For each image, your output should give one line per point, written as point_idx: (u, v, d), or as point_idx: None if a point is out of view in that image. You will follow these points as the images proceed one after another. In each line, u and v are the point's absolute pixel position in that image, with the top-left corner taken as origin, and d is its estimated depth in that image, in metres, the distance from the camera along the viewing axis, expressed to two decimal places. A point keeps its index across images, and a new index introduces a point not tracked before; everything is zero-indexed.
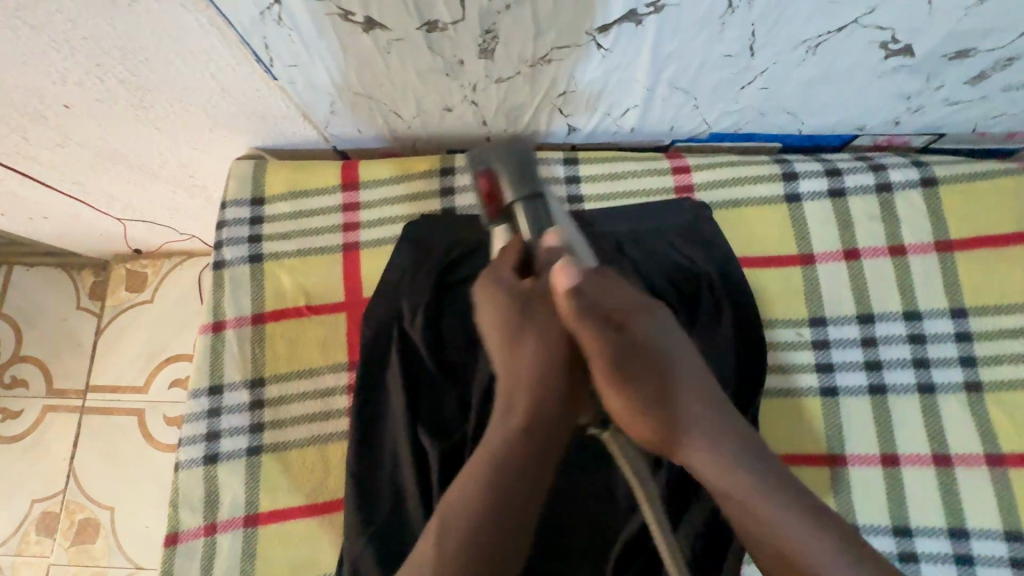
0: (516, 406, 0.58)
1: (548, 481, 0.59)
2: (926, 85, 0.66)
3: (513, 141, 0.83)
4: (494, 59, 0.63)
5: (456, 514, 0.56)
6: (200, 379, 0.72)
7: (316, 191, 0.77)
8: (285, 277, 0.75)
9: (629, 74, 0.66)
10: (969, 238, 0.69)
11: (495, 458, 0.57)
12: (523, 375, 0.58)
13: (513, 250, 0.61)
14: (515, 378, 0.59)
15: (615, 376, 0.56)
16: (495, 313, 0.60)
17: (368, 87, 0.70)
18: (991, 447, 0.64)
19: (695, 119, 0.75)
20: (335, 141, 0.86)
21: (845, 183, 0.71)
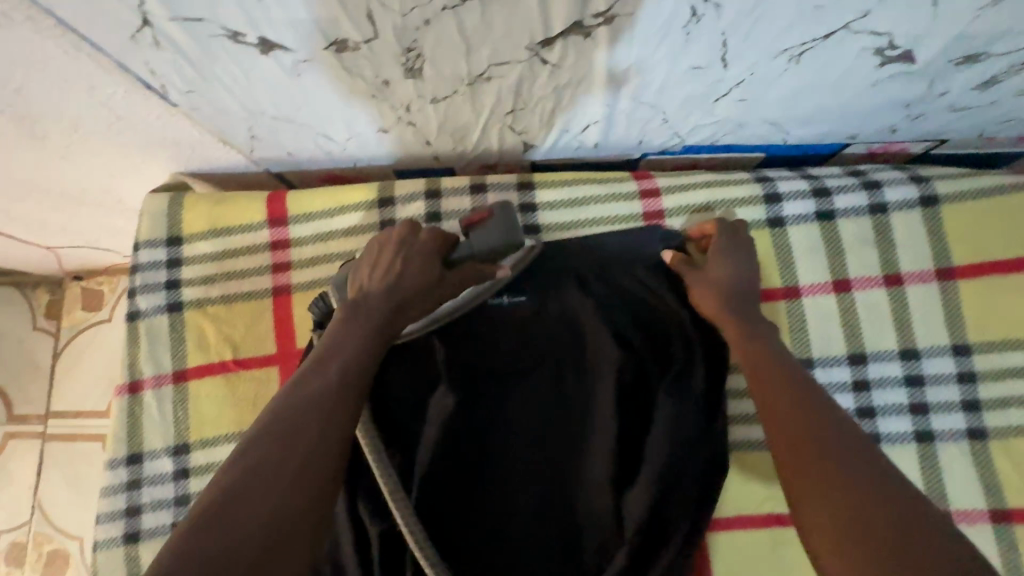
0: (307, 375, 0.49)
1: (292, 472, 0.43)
2: (928, 92, 0.57)
3: (465, 158, 0.73)
4: (424, 79, 0.54)
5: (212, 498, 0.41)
6: (116, 448, 0.64)
7: (239, 227, 0.68)
8: (208, 328, 0.67)
9: (583, 89, 0.56)
10: (972, 265, 0.61)
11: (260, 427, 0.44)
12: (308, 394, 0.46)
13: (423, 257, 0.56)
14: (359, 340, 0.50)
15: (723, 304, 0.56)
16: (330, 341, 0.50)
17: (286, 111, 0.61)
18: (994, 500, 0.58)
19: (666, 132, 0.66)
20: (265, 165, 0.76)
21: (834, 205, 0.63)
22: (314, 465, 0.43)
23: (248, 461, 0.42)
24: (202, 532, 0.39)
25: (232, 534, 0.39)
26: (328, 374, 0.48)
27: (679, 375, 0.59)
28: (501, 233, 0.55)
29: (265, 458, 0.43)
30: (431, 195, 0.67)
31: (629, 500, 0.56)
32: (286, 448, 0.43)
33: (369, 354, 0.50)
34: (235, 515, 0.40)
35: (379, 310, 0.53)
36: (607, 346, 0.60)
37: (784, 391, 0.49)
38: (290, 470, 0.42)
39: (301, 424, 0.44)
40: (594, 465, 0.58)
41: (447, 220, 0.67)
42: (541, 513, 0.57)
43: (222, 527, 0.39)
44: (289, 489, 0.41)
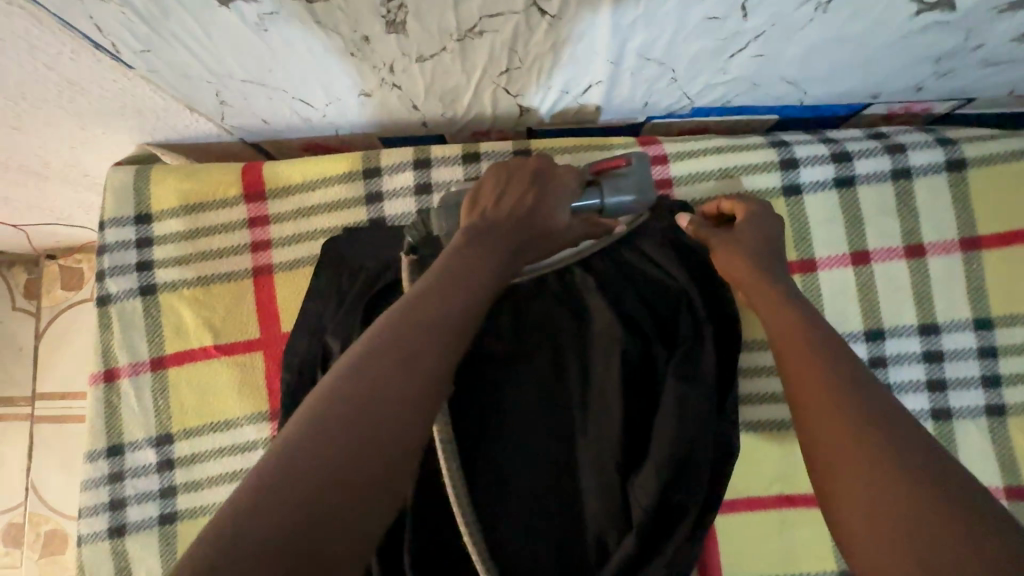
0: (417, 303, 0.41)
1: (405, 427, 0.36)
2: (962, 45, 0.52)
3: (456, 124, 0.68)
4: (407, 34, 0.48)
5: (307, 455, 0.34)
6: (95, 439, 0.61)
7: (213, 202, 0.63)
8: (186, 311, 0.62)
9: (585, 45, 0.51)
10: (998, 234, 0.57)
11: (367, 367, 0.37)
12: (426, 314, 0.40)
13: (554, 198, 0.51)
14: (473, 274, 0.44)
15: (756, 264, 0.52)
16: (452, 258, 0.44)
17: (256, 73, 0.55)
18: (1011, 477, 0.56)
19: (673, 93, 0.61)
20: (239, 134, 0.70)
21: (855, 170, 0.59)
22: (425, 397, 0.37)
23: (366, 372, 0.37)
24: (306, 443, 0.34)
25: (338, 454, 0.34)
26: (449, 298, 0.42)
27: (688, 354, 0.55)
28: (638, 192, 0.54)
29: (383, 374, 0.37)
30: (420, 164, 0.62)
31: (636, 486, 0.53)
32: (401, 369, 0.37)
33: (492, 286, 0.44)
34: (346, 431, 0.35)
35: (490, 231, 0.47)
36: (610, 326, 0.57)
37: (805, 367, 0.43)
38: (404, 396, 0.37)
39: (420, 345, 0.39)
40: (600, 451, 0.55)
41: (437, 192, 0.62)
42: (542, 499, 0.54)
43: (329, 442, 0.34)
44: (399, 416, 0.36)
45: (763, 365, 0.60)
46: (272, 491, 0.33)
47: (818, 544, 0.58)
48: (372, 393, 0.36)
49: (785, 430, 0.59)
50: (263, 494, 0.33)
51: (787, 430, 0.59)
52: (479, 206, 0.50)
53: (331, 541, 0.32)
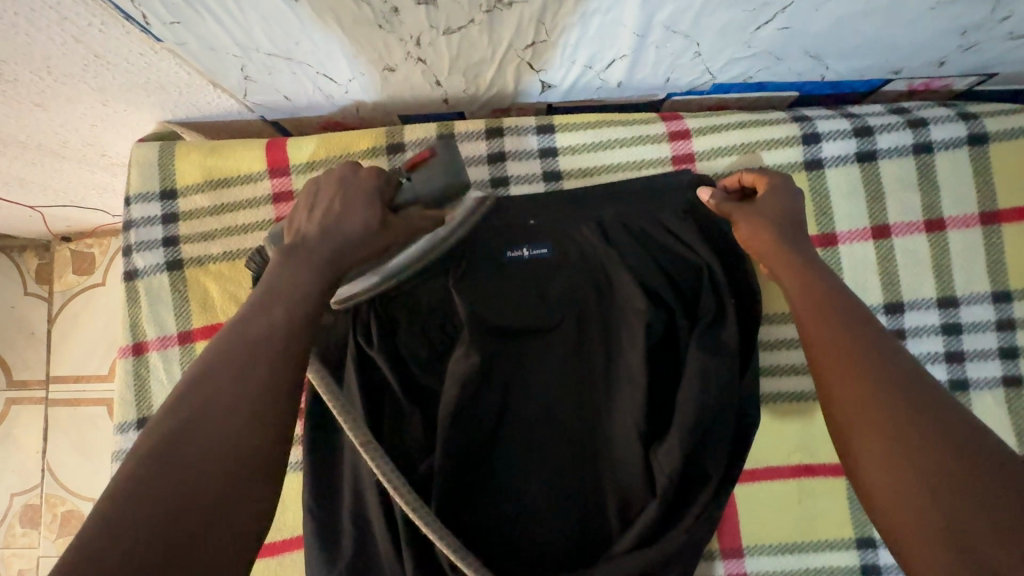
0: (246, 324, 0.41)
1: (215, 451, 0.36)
2: (989, 18, 0.52)
3: (476, 101, 0.68)
4: (437, 5, 0.48)
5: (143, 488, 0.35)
6: (125, 411, 0.62)
7: (237, 178, 0.63)
8: (212, 286, 0.63)
9: (613, 17, 0.51)
10: (1017, 207, 0.58)
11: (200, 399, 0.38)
12: (245, 333, 0.40)
13: (361, 192, 0.50)
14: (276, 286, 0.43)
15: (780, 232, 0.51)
16: (269, 280, 0.44)
17: (283, 47, 0.55)
18: None
19: (696, 68, 0.61)
20: (260, 111, 0.71)
21: (876, 145, 0.59)
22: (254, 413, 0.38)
23: (187, 401, 0.38)
24: (145, 475, 0.35)
25: (165, 486, 0.35)
26: (270, 314, 0.42)
27: (710, 329, 0.56)
28: (450, 177, 0.54)
29: (215, 398, 0.38)
30: (443, 140, 0.62)
31: (658, 457, 0.54)
32: (227, 391, 0.38)
33: (318, 292, 0.44)
34: (168, 459, 0.36)
35: (294, 250, 0.45)
36: (635, 300, 0.58)
37: (829, 335, 0.43)
38: (229, 416, 0.38)
39: (237, 366, 0.39)
40: (622, 420, 0.57)
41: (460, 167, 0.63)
42: (562, 467, 0.57)
43: (166, 473, 0.35)
44: (234, 435, 0.37)
45: (784, 338, 0.60)
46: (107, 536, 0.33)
47: (836, 514, 0.60)
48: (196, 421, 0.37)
49: (805, 401, 0.60)
50: (107, 535, 0.33)
51: (806, 401, 0.60)
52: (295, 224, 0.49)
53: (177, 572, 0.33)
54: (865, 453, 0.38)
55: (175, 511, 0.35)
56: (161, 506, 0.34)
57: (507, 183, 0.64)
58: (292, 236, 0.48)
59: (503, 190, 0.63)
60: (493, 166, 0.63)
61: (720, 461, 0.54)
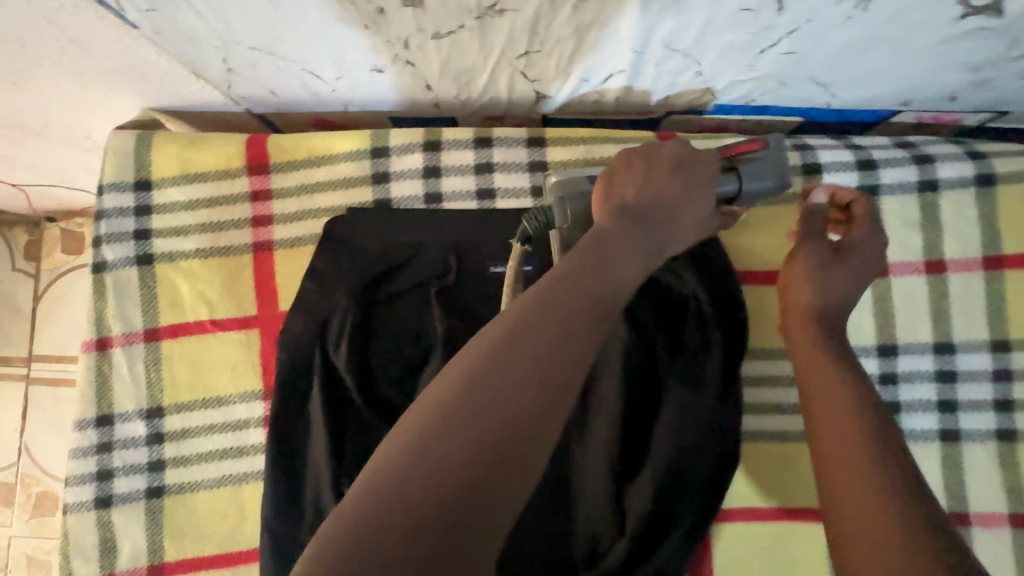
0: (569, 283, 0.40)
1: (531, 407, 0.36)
2: (1004, 55, 0.50)
3: (469, 108, 0.66)
4: (424, 7, 0.46)
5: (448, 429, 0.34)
6: (84, 408, 0.60)
7: (215, 173, 0.61)
8: (182, 284, 0.61)
9: (610, 32, 0.49)
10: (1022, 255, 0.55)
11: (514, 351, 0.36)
12: (570, 295, 0.39)
13: (709, 178, 0.48)
14: (612, 253, 0.42)
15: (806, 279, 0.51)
16: (601, 236, 0.43)
17: (265, 41, 0.53)
18: (1017, 505, 0.55)
19: (696, 88, 0.59)
20: (246, 104, 0.68)
21: (879, 179, 0.57)
22: (544, 409, 0.36)
23: (501, 353, 0.36)
24: (451, 410, 0.35)
25: (457, 463, 0.33)
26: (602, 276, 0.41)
27: (692, 360, 0.54)
28: (785, 178, 0.49)
29: (532, 357, 0.36)
30: (430, 146, 0.60)
31: (632, 493, 0.52)
32: (548, 347, 0.37)
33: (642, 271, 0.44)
34: (456, 431, 0.34)
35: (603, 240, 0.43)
36: (618, 325, 0.54)
37: (833, 400, 0.46)
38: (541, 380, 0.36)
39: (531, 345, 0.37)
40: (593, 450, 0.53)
41: (446, 176, 0.60)
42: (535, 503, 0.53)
43: (473, 445, 0.34)
44: (521, 429, 0.35)
45: (769, 374, 0.58)
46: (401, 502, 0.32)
47: (812, 560, 0.57)
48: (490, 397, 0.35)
49: (787, 441, 0.58)
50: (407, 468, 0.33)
51: (789, 441, 0.58)
52: (613, 189, 0.47)
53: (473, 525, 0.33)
54: (863, 539, 0.38)
55: (463, 492, 0.33)
56: (466, 451, 0.33)
57: (493, 194, 0.61)
58: (616, 201, 0.46)
59: (489, 202, 0.61)
60: (480, 177, 0.60)
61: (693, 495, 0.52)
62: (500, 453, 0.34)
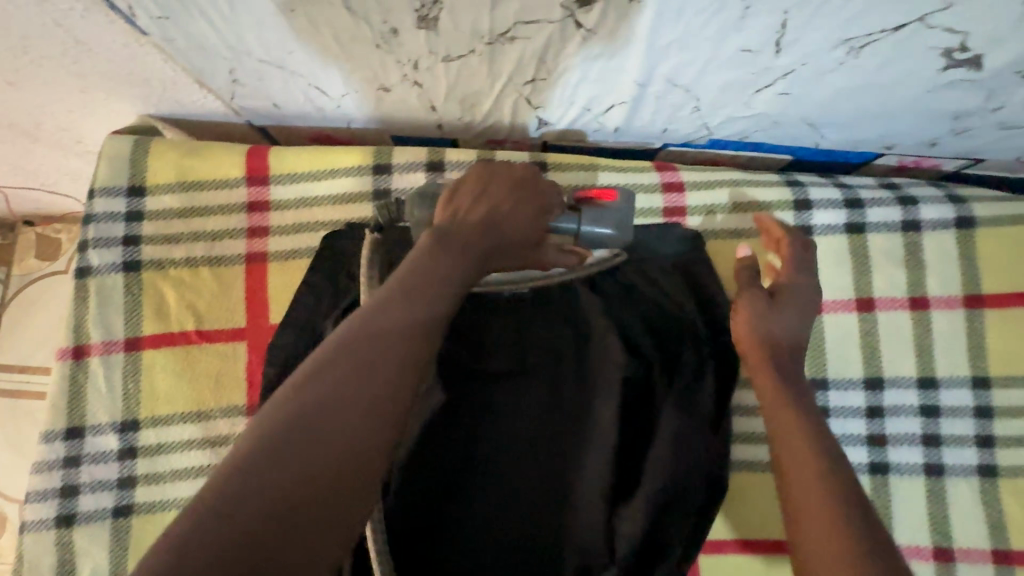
0: (410, 317, 0.39)
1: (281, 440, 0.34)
2: (983, 106, 0.53)
3: (471, 131, 0.67)
4: (437, 31, 0.47)
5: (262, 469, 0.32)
6: (54, 418, 0.57)
7: (213, 182, 0.60)
8: (170, 292, 0.59)
9: (616, 64, 0.50)
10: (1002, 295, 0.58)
11: (324, 394, 0.35)
12: (376, 327, 0.38)
13: (535, 194, 0.48)
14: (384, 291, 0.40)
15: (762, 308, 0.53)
16: (413, 263, 0.41)
17: (275, 54, 0.53)
18: (998, 541, 0.56)
19: (694, 122, 0.61)
20: (248, 116, 0.68)
21: (866, 218, 0.59)
22: (354, 445, 0.35)
23: (307, 397, 0.35)
24: (274, 443, 0.33)
25: (346, 414, 0.35)
26: (412, 307, 0.39)
27: (688, 388, 0.54)
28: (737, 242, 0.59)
29: (326, 394, 0.35)
30: (433, 166, 0.60)
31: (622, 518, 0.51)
32: (342, 383, 0.36)
33: (433, 313, 0.39)
34: (283, 466, 0.33)
35: (490, 248, 0.45)
36: (614, 351, 0.55)
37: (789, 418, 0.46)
38: (364, 423, 0.35)
39: (422, 305, 0.40)
40: (589, 478, 0.53)
41: None
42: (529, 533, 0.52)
43: (322, 387, 0.36)
44: (320, 444, 0.34)
45: None
46: (257, 463, 0.33)
47: None
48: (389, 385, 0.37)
49: None
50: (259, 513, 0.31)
51: None
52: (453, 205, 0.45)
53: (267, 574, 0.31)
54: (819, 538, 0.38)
55: (338, 443, 0.34)
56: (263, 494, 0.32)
57: None
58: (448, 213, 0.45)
59: None
60: None
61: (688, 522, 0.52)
62: (283, 487, 0.32)
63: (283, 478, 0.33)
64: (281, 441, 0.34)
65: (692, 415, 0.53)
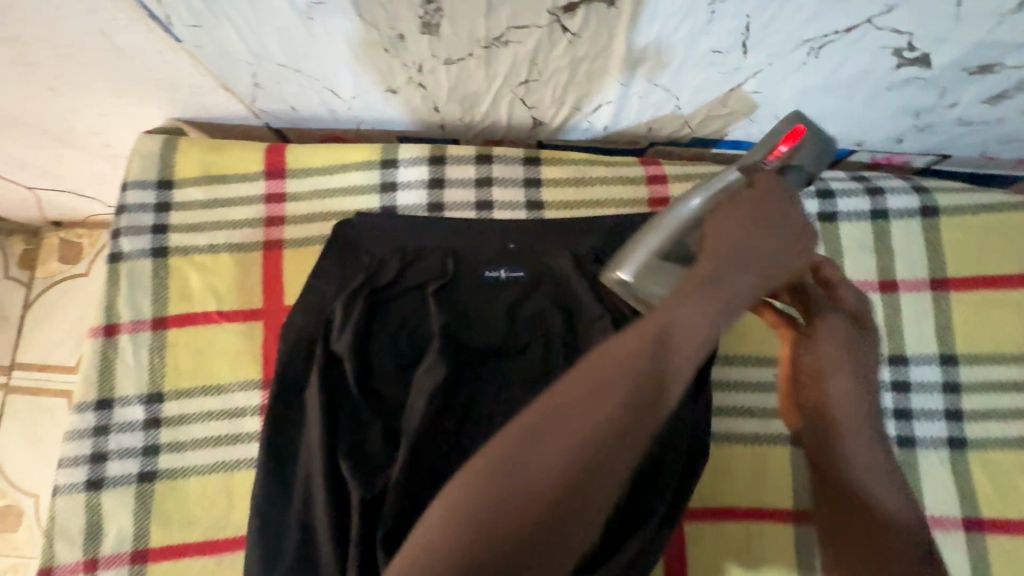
0: (590, 393, 0.40)
1: (475, 510, 0.39)
2: (939, 102, 0.57)
3: (472, 131, 0.73)
4: (439, 36, 0.53)
5: (451, 527, 0.39)
6: (86, 391, 0.62)
7: (235, 176, 0.66)
8: (193, 277, 0.64)
9: (600, 66, 0.56)
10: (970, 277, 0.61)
11: (545, 472, 0.39)
12: (568, 404, 0.40)
13: (761, 215, 0.45)
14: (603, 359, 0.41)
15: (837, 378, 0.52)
16: (618, 342, 0.41)
17: (294, 59, 0.59)
18: (970, 510, 0.58)
19: (676, 120, 0.66)
20: (266, 119, 0.74)
21: (837, 207, 0.63)
22: (541, 518, 0.38)
23: (497, 468, 0.39)
24: (467, 511, 0.39)
25: (524, 484, 0.39)
26: (619, 381, 0.40)
27: None
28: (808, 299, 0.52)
29: (522, 465, 0.39)
30: (435, 160, 0.66)
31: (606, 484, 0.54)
32: (548, 461, 0.39)
33: (631, 377, 0.40)
34: (477, 532, 0.38)
35: (703, 284, 0.43)
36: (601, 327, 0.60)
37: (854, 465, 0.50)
38: (549, 489, 0.39)
39: (627, 381, 0.40)
40: None
41: (449, 188, 0.66)
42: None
43: (513, 456, 0.40)
44: (501, 512, 0.38)
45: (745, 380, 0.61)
46: (461, 531, 0.38)
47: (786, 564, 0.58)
48: (621, 436, 0.39)
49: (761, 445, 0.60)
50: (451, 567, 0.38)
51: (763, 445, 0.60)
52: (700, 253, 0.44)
53: None
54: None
55: (508, 511, 0.38)
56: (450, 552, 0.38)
57: (491, 207, 0.66)
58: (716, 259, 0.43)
59: (486, 213, 0.66)
60: (479, 190, 0.66)
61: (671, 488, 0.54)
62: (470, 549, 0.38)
63: (487, 517, 0.38)
64: (479, 512, 0.39)
65: (674, 387, 0.56)
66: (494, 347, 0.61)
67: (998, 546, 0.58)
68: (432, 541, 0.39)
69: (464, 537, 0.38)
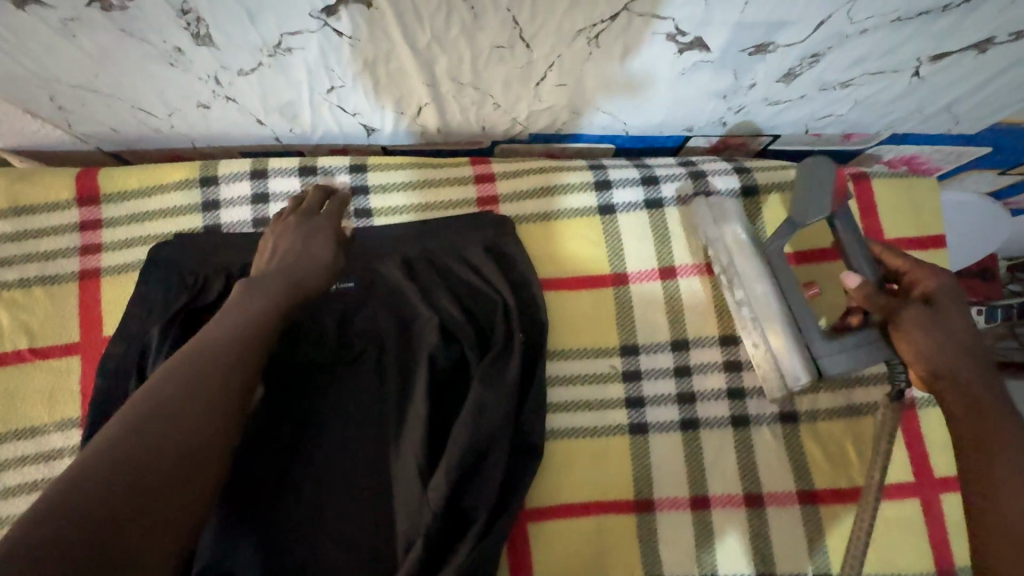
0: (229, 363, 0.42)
1: (190, 416, 0.39)
2: (737, 84, 0.59)
3: (309, 141, 0.71)
4: (217, 47, 0.52)
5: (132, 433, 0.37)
6: None
7: (45, 206, 0.63)
8: (3, 314, 0.61)
9: (396, 67, 0.55)
10: (800, 252, 0.64)
11: (182, 385, 0.39)
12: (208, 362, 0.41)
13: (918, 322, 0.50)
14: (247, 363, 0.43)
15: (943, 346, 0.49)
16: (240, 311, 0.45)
17: (84, 79, 0.57)
18: (806, 482, 0.59)
19: (503, 118, 0.66)
20: (94, 143, 0.71)
21: (662, 193, 0.64)
22: (173, 438, 0.37)
23: (159, 390, 0.39)
24: (162, 392, 0.39)
25: (186, 399, 0.39)
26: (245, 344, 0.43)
27: (496, 361, 0.57)
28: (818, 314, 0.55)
29: (167, 395, 0.39)
30: (257, 174, 0.64)
31: (432, 487, 0.54)
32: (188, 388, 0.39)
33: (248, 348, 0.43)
34: (185, 396, 0.39)
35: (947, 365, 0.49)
36: (428, 331, 0.59)
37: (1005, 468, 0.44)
38: (185, 403, 0.39)
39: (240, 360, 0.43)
40: (406, 453, 0.56)
41: (273, 201, 0.64)
42: (358, 518, 0.56)
43: (169, 386, 0.39)
44: (186, 396, 0.39)
45: (581, 372, 0.61)
46: (168, 390, 0.39)
47: (629, 554, 0.58)
48: (204, 386, 0.40)
49: (600, 435, 0.60)
50: (132, 433, 0.36)
51: (602, 435, 0.60)
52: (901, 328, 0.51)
53: (136, 470, 0.35)
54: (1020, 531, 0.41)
55: (181, 419, 0.38)
56: (152, 433, 0.37)
57: None
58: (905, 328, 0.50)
59: None
60: None
61: (494, 487, 0.54)
62: (158, 415, 0.37)
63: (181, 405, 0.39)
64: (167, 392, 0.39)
65: (496, 385, 0.56)
66: (327, 362, 0.59)
67: (833, 515, 0.58)
68: (155, 395, 0.39)
69: (183, 406, 0.38)
